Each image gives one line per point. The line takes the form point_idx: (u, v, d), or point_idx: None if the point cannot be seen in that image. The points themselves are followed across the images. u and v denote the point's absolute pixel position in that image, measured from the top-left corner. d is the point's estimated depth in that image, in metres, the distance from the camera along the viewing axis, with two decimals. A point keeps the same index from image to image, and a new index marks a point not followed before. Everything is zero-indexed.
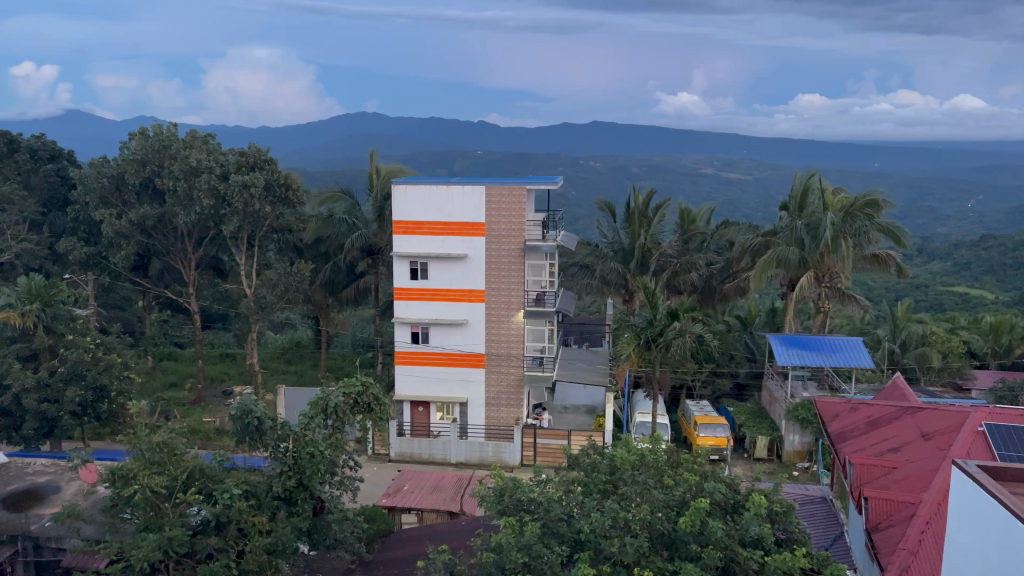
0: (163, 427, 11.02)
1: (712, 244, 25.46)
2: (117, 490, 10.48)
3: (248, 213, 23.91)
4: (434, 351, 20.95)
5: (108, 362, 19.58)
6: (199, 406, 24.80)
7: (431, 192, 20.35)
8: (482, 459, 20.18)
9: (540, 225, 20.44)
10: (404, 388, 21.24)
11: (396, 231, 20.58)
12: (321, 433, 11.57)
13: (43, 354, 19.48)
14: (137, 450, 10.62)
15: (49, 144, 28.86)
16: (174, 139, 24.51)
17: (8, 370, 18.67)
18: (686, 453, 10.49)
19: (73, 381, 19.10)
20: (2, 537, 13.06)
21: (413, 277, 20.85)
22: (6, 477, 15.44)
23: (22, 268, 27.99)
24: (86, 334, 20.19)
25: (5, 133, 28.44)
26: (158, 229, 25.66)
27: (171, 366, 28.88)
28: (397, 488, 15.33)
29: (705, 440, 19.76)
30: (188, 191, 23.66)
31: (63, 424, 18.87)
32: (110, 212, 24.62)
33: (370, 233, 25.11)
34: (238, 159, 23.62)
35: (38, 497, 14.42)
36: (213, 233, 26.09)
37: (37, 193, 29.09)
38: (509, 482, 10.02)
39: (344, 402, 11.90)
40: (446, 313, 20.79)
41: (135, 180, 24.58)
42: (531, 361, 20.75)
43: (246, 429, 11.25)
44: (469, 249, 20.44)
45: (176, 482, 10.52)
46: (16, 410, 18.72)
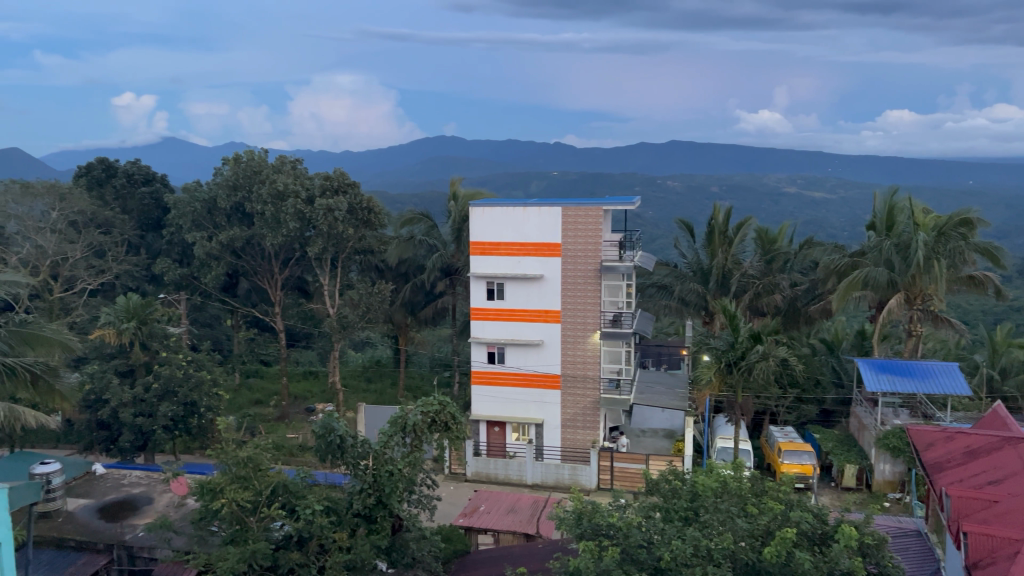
0: (250, 443, 11.30)
1: (796, 265, 24.80)
2: (205, 503, 10.82)
3: (331, 235, 24.57)
4: (511, 372, 20.98)
5: (198, 379, 20.33)
6: (283, 423, 25.47)
7: (508, 213, 20.53)
8: (558, 481, 20.01)
9: (617, 245, 20.31)
10: (481, 408, 21.36)
11: (474, 252, 20.84)
12: (399, 451, 11.67)
13: (139, 370, 20.41)
14: (225, 464, 10.86)
15: (144, 168, 30.50)
16: (264, 165, 25.44)
17: (107, 386, 19.68)
18: (771, 481, 10.16)
19: (167, 397, 19.90)
20: (99, 545, 13.63)
21: (490, 298, 21.01)
22: (104, 488, 16.20)
23: (120, 289, 29.48)
24: (179, 351, 21.02)
25: (105, 160, 30.13)
26: (247, 251, 26.62)
27: (257, 383, 29.82)
28: (473, 509, 15.33)
29: (790, 468, 19.08)
30: (275, 215, 24.49)
31: (156, 438, 19.62)
32: (201, 235, 25.80)
33: (449, 254, 25.44)
34: (323, 183, 24.37)
35: (133, 508, 15.05)
36: (298, 254, 26.90)
37: (135, 216, 30.65)
38: (588, 506, 9.88)
39: (423, 421, 11.95)
40: (522, 334, 20.83)
41: (226, 205, 25.61)
42: (608, 383, 20.41)
43: (328, 447, 11.40)
44: (545, 270, 20.47)
45: (260, 496, 10.79)
46: (114, 423, 19.63)
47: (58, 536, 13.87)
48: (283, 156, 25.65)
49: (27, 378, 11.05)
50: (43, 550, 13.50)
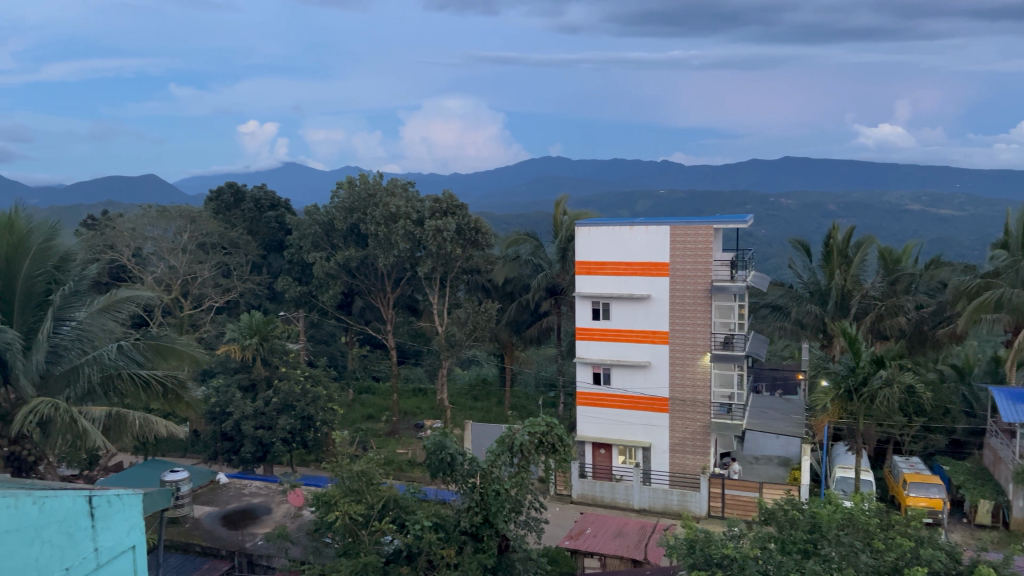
0: (363, 457, 11.61)
1: (922, 286, 23.53)
2: (320, 515, 11.17)
3: (441, 255, 25.10)
4: (616, 394, 20.77)
5: (315, 394, 21.07)
6: (394, 438, 26.09)
7: (616, 232, 20.43)
8: (666, 507, 19.50)
9: (729, 264, 19.78)
10: (586, 430, 21.21)
11: (579, 272, 20.87)
12: (506, 471, 11.53)
13: (260, 385, 21.37)
14: (340, 477, 11.26)
15: (268, 193, 32.46)
16: (378, 188, 26.30)
17: (231, 400, 20.73)
18: (898, 515, 9.62)
19: (285, 411, 20.71)
20: (223, 552, 14.27)
21: (595, 318, 20.93)
22: (227, 497, 17.01)
23: (245, 306, 31.18)
24: (297, 367, 21.90)
25: (233, 186, 32.30)
26: (361, 271, 27.48)
27: (369, 400, 30.76)
28: (580, 531, 15.19)
29: (917, 501, 17.96)
30: (388, 236, 25.20)
31: (275, 450, 20.46)
32: (320, 255, 26.97)
33: (555, 273, 25.40)
34: (433, 205, 24.97)
35: (253, 517, 15.74)
36: (410, 273, 27.57)
37: (259, 238, 32.43)
38: (700, 534, 9.65)
39: (530, 442, 11.63)
40: (629, 355, 20.58)
41: (342, 226, 26.59)
42: (719, 408, 19.78)
43: (439, 464, 11.61)
44: (652, 290, 20.18)
45: (372, 510, 11.06)
46: (237, 435, 20.60)
47: (185, 541, 14.66)
48: (396, 179, 26.40)
49: (161, 390, 11.74)
50: (171, 555, 14.32)
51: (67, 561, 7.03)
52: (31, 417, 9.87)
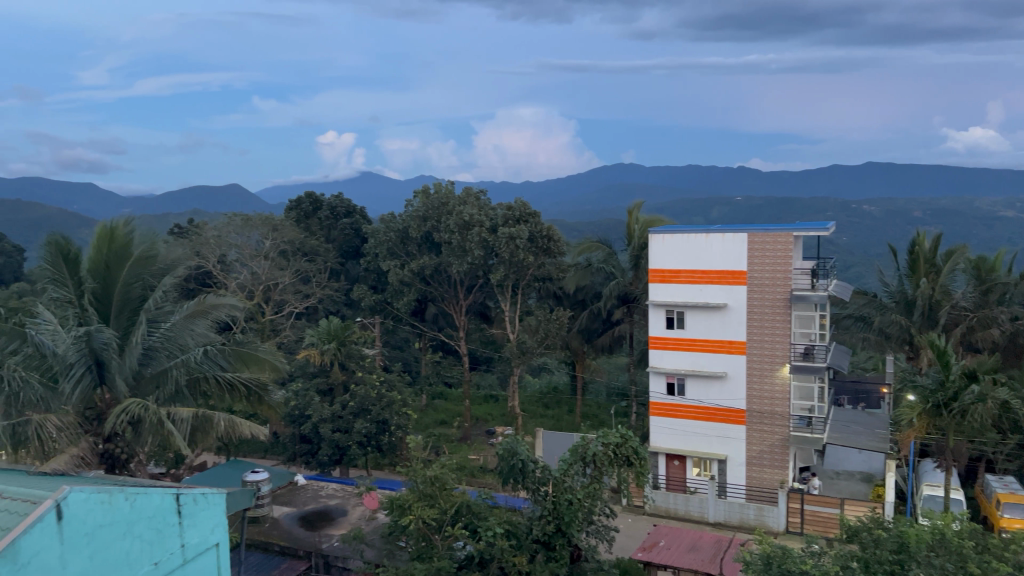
0: (436, 462, 11.73)
1: (1017, 296, 22.41)
2: (395, 518, 11.33)
3: (513, 263, 25.19)
4: (691, 404, 20.43)
5: (390, 399, 21.40)
6: (466, 444, 26.28)
7: (691, 240, 20.18)
8: (742, 522, 19.01)
9: (810, 273, 19.22)
10: (660, 440, 20.94)
11: (654, 280, 20.73)
12: (579, 481, 11.45)
13: (337, 389, 21.85)
14: (413, 482, 11.39)
15: (344, 201, 33.53)
16: (451, 197, 26.65)
17: (309, 403, 21.26)
18: (992, 539, 9.17)
19: (361, 415, 21.11)
20: (300, 552, 14.57)
21: (669, 327, 20.72)
22: (305, 498, 17.43)
23: (323, 312, 31.99)
24: (373, 372, 22.32)
25: (311, 196, 33.58)
26: (434, 278, 27.80)
27: (441, 406, 31.36)
28: (652, 543, 14.96)
29: (1011, 523, 17.06)
30: (461, 243, 25.45)
31: (351, 453, 20.86)
32: (395, 263, 27.45)
33: (627, 281, 25.13)
34: (506, 214, 25.11)
35: (329, 519, 16.07)
36: (482, 280, 27.77)
37: (336, 245, 33.27)
38: (778, 551, 9.43)
39: (604, 453, 11.54)
40: (704, 365, 20.26)
41: (417, 234, 27.00)
42: (798, 421, 19.16)
43: (511, 470, 11.64)
44: (729, 299, 19.80)
45: (445, 515, 11.15)
46: (314, 438, 21.10)
47: (264, 541, 15.06)
48: (469, 188, 26.65)
49: (244, 392, 12.15)
50: (251, 553, 14.76)
51: (156, 556, 7.37)
52: (123, 416, 10.36)
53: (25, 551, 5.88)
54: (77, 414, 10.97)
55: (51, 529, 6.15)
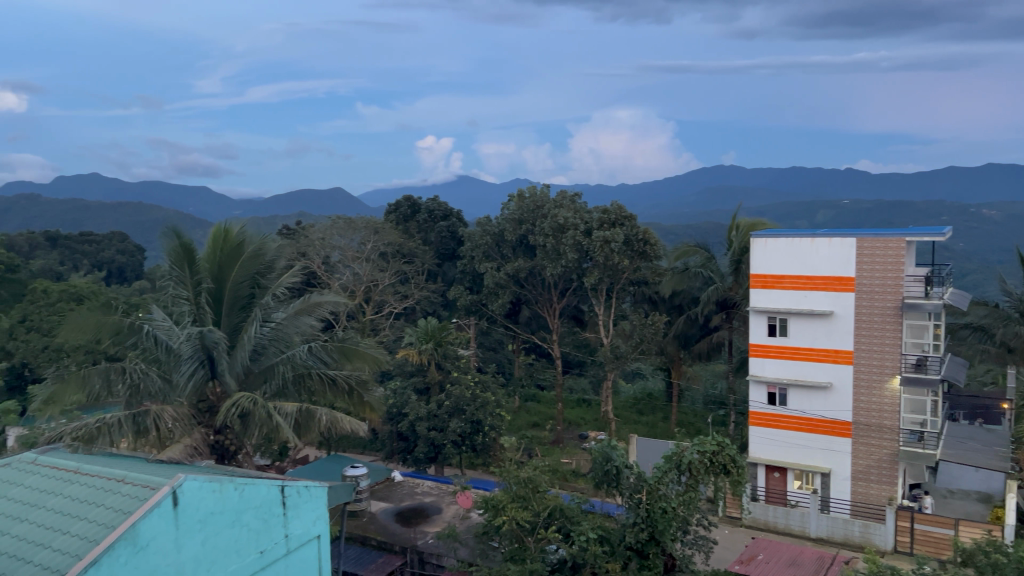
0: (529, 465, 11.83)
1: None
2: (489, 518, 11.41)
3: (608, 266, 24.93)
4: (793, 415, 19.77)
5: (484, 399, 21.59)
6: (559, 447, 26.27)
7: (796, 244, 19.54)
8: (847, 538, 18.15)
9: (924, 280, 18.21)
10: (760, 451, 20.34)
11: (755, 285, 20.22)
12: (675, 489, 11.20)
13: (434, 388, 22.22)
14: (507, 483, 11.56)
15: (442, 205, 34.38)
16: (546, 200, 26.84)
17: (407, 402, 21.72)
18: None
19: (456, 415, 21.38)
20: (397, 548, 14.86)
21: (771, 334, 20.16)
22: (401, 494, 17.85)
23: (421, 313, 32.63)
24: (468, 372, 22.61)
25: (410, 200, 34.66)
26: (529, 281, 27.91)
27: (535, 408, 31.51)
28: (750, 557, 14.56)
29: None
30: (556, 247, 25.46)
31: (445, 452, 21.17)
32: (491, 265, 27.76)
33: (726, 286, 24.44)
34: (601, 216, 24.68)
35: (424, 516, 16.36)
36: (577, 284, 27.63)
37: (434, 247, 33.96)
38: (884, 570, 9.04)
39: (700, 461, 11.27)
40: (809, 375, 19.58)
41: (512, 237, 27.24)
42: (909, 435, 18.23)
43: (605, 475, 11.66)
44: (836, 306, 19.06)
45: (538, 517, 11.19)
46: (411, 435, 21.57)
47: (363, 535, 15.44)
48: (565, 191, 26.65)
49: (345, 389, 12.43)
50: (350, 545, 15.16)
51: (262, 545, 7.68)
52: (234, 409, 10.84)
53: (144, 535, 6.23)
54: (191, 406, 11.51)
55: (167, 515, 6.49)
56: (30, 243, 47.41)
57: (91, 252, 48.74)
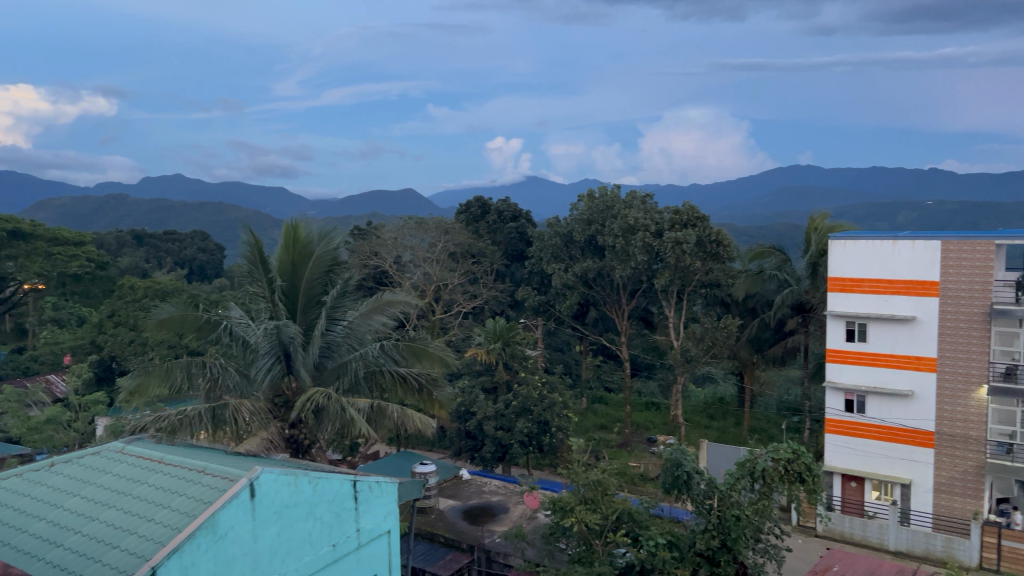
0: (598, 467, 11.75)
1: None
2: (556, 519, 11.40)
3: (679, 268, 24.49)
4: (871, 423, 19.15)
5: (552, 400, 21.58)
6: (626, 450, 26.07)
7: (876, 247, 18.95)
8: (928, 553, 17.47)
9: (1014, 285, 17.36)
10: (836, 459, 19.78)
11: (833, 289, 19.70)
12: (747, 497, 10.93)
13: (501, 388, 22.31)
14: (576, 485, 11.52)
15: (511, 206, 34.50)
16: (616, 201, 26.57)
17: (475, 401, 21.87)
18: None
19: (523, 415, 21.43)
20: (464, 546, 14.97)
21: (849, 339, 19.61)
22: (469, 493, 18.00)
23: (489, 312, 32.83)
24: (535, 373, 22.62)
25: (480, 200, 34.90)
26: (598, 282, 27.77)
27: (602, 410, 31.35)
28: (824, 568, 14.14)
29: None
30: (626, 248, 25.25)
31: (513, 451, 21.24)
32: (559, 266, 27.76)
33: (802, 289, 23.79)
34: (672, 217, 24.32)
35: (492, 515, 16.46)
36: (646, 285, 27.34)
37: (503, 247, 34.15)
38: None
39: (774, 468, 10.91)
40: (889, 382, 18.91)
41: (581, 238, 27.15)
42: (997, 447, 17.34)
43: (675, 481, 11.49)
44: (918, 311, 18.38)
45: (606, 521, 11.12)
46: (479, 434, 21.74)
47: (431, 532, 15.60)
48: (635, 191, 26.39)
49: (415, 387, 12.61)
50: (418, 542, 15.37)
51: (334, 538, 7.86)
52: (308, 404, 11.12)
53: (223, 524, 6.44)
54: (268, 400, 11.83)
55: (245, 505, 6.70)
56: (118, 241, 49.65)
57: (175, 250, 50.62)
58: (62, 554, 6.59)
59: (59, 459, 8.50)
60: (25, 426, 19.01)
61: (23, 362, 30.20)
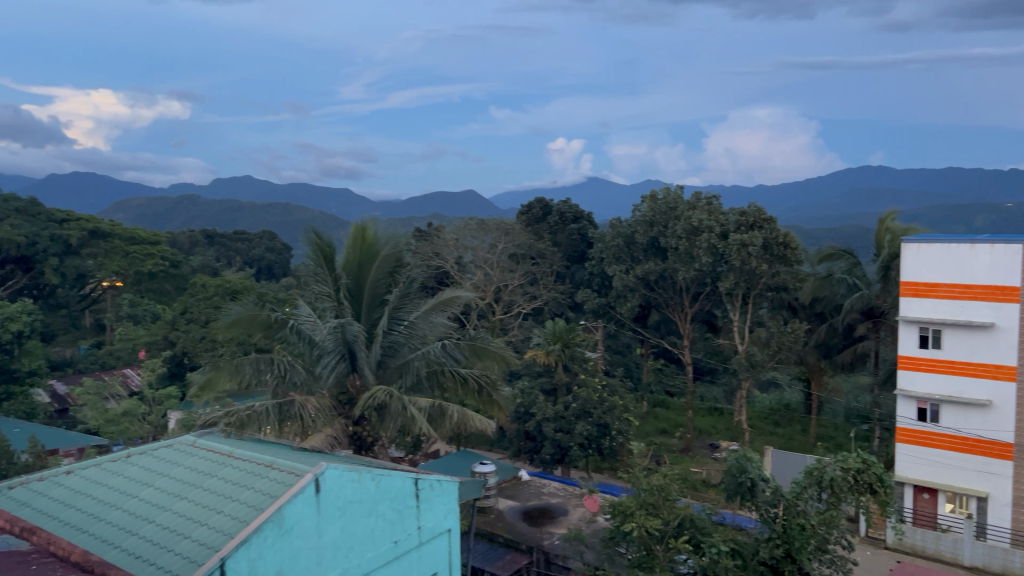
0: (660, 472, 11.62)
1: None
2: (616, 523, 11.30)
3: (744, 271, 24.00)
4: (945, 433, 18.44)
5: (612, 404, 21.42)
6: (688, 455, 25.73)
7: (953, 250, 18.27)
8: (1006, 570, 16.70)
9: None
10: (907, 470, 19.12)
11: (906, 293, 19.11)
12: (814, 507, 10.60)
13: (561, 390, 22.23)
14: (637, 490, 11.41)
15: (573, 207, 34.42)
16: (680, 202, 26.15)
17: (534, 402, 21.88)
18: None
19: (583, 417, 21.32)
20: (524, 547, 14.97)
21: (923, 346, 18.98)
22: (528, 494, 18.03)
23: (549, 314, 32.83)
24: (595, 375, 22.47)
25: (542, 201, 34.91)
26: (660, 284, 27.49)
27: (663, 414, 31.01)
28: None
29: None
30: (689, 250, 24.93)
31: (572, 454, 21.17)
32: (620, 268, 27.61)
33: (872, 293, 23.09)
34: (738, 219, 23.80)
35: (551, 517, 16.43)
36: (710, 288, 26.91)
37: (563, 249, 34.12)
38: None
39: (843, 478, 10.58)
40: (965, 391, 18.19)
41: (643, 239, 26.91)
42: None
43: (738, 487, 11.31)
44: (997, 318, 17.66)
45: (668, 526, 10.97)
46: (538, 436, 21.74)
47: (490, 532, 15.65)
48: (699, 192, 25.97)
49: (475, 388, 12.67)
50: (478, 542, 15.46)
51: (396, 535, 7.96)
52: (371, 401, 11.28)
53: (289, 519, 6.58)
54: (332, 398, 12.06)
55: (311, 500, 6.83)
56: (191, 241, 51.38)
57: (244, 250, 52.06)
58: (135, 542, 6.82)
59: (135, 451, 8.82)
60: (103, 418, 19.83)
61: (101, 356, 31.48)
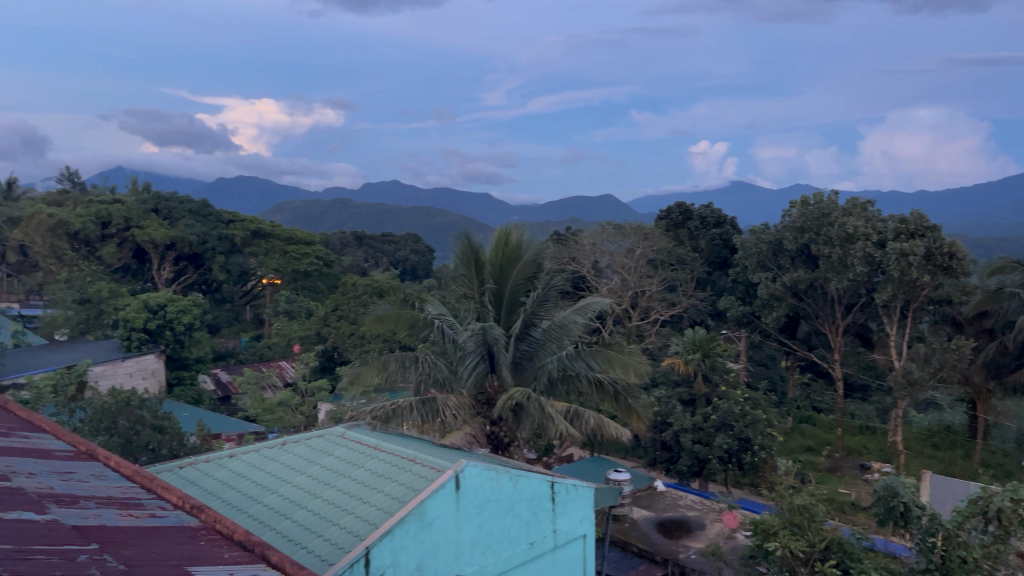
0: (806, 491, 11.11)
1: None
2: (758, 542, 10.95)
3: (903, 282, 22.45)
4: None
5: (754, 417, 20.64)
6: (835, 476, 24.48)
7: None
8: None
9: None
10: None
11: None
12: (977, 539, 9.75)
13: (699, 401, 21.62)
14: (780, 508, 10.98)
15: (714, 212, 33.47)
16: (834, 208, 24.71)
17: (671, 411, 21.53)
18: None
19: (723, 430, 20.69)
20: (659, 559, 14.75)
21: None
22: (664, 505, 17.72)
23: (689, 321, 32.15)
24: (737, 387, 21.67)
25: (683, 206, 34.18)
26: (809, 294, 26.28)
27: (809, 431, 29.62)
28: None
29: None
30: (843, 258, 23.75)
31: (710, 466, 20.63)
32: (767, 276, 26.85)
33: None
34: (897, 226, 22.35)
35: (688, 529, 16.08)
36: (865, 299, 25.32)
37: (705, 254, 33.29)
38: None
39: (1013, 511, 9.55)
40: None
41: (792, 246, 25.80)
42: None
43: (890, 513, 10.60)
44: None
45: (813, 549, 10.41)
46: (675, 446, 21.36)
47: (625, 540, 15.55)
48: (855, 198, 24.43)
49: (611, 393, 12.61)
50: (612, 549, 15.40)
51: (532, 537, 8.04)
52: (508, 402, 11.42)
53: (430, 513, 6.77)
54: (471, 397, 12.32)
55: (451, 496, 7.00)
56: (342, 242, 54.10)
57: (391, 252, 54.24)
58: (288, 526, 7.24)
59: (291, 439, 9.39)
60: (260, 407, 21.16)
61: (260, 350, 33.70)
